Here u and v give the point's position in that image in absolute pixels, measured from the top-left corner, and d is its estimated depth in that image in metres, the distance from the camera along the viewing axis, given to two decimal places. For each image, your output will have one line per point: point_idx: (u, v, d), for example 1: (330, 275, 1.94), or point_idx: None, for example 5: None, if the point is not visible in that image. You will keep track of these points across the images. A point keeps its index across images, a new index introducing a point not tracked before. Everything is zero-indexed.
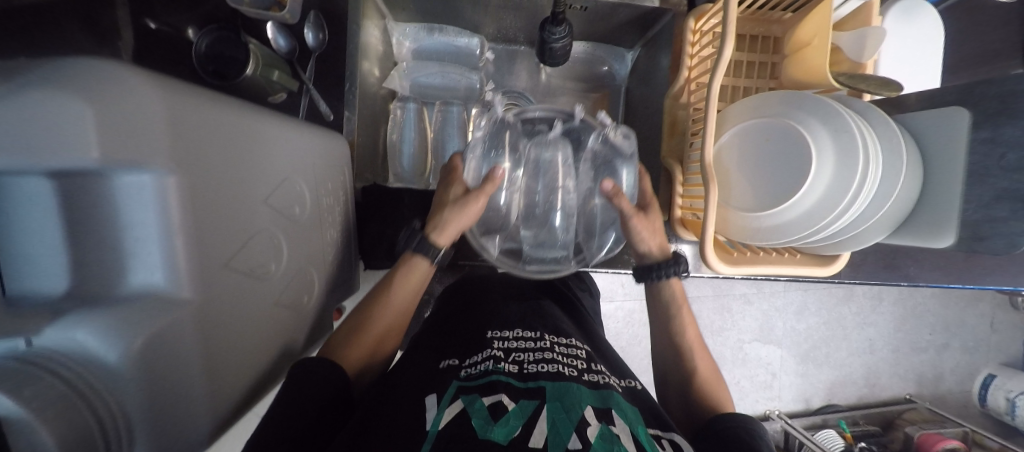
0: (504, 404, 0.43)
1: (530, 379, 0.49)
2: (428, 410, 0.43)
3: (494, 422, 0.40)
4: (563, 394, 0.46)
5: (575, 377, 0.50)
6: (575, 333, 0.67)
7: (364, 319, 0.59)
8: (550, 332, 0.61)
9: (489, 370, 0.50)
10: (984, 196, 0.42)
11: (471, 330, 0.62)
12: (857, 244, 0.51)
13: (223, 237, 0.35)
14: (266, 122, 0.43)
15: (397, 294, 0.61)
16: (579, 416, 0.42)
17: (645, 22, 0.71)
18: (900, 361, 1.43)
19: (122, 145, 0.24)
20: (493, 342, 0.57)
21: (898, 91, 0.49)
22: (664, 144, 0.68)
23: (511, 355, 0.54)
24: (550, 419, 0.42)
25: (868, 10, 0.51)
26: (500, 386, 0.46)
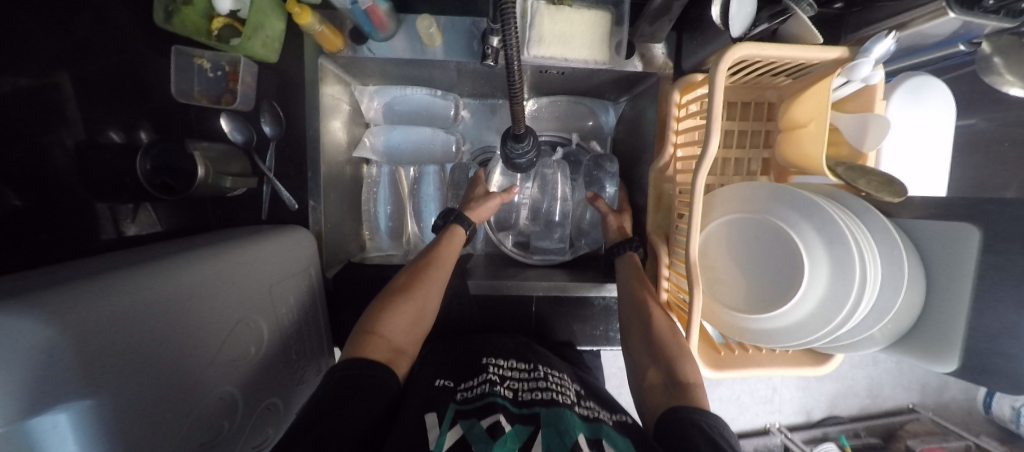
0: (501, 426, 0.44)
1: (524, 405, 0.49)
2: (428, 429, 0.43)
3: (493, 442, 0.42)
4: (557, 419, 0.46)
5: (569, 405, 0.50)
6: (567, 370, 0.63)
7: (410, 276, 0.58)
8: (542, 363, 0.60)
9: (486, 393, 0.50)
10: (991, 328, 0.38)
11: (467, 356, 0.61)
12: (854, 349, 0.48)
13: (162, 434, 0.32)
14: (208, 263, 0.41)
15: (446, 254, 0.62)
16: (573, 440, 0.43)
17: (629, 81, 0.66)
18: (904, 371, 1.30)
19: (29, 404, 0.23)
20: (489, 367, 0.57)
21: (901, 195, 0.43)
22: (650, 218, 0.64)
23: (507, 380, 0.54)
24: (546, 443, 0.43)
25: (871, 94, 0.47)
26: (498, 408, 0.47)
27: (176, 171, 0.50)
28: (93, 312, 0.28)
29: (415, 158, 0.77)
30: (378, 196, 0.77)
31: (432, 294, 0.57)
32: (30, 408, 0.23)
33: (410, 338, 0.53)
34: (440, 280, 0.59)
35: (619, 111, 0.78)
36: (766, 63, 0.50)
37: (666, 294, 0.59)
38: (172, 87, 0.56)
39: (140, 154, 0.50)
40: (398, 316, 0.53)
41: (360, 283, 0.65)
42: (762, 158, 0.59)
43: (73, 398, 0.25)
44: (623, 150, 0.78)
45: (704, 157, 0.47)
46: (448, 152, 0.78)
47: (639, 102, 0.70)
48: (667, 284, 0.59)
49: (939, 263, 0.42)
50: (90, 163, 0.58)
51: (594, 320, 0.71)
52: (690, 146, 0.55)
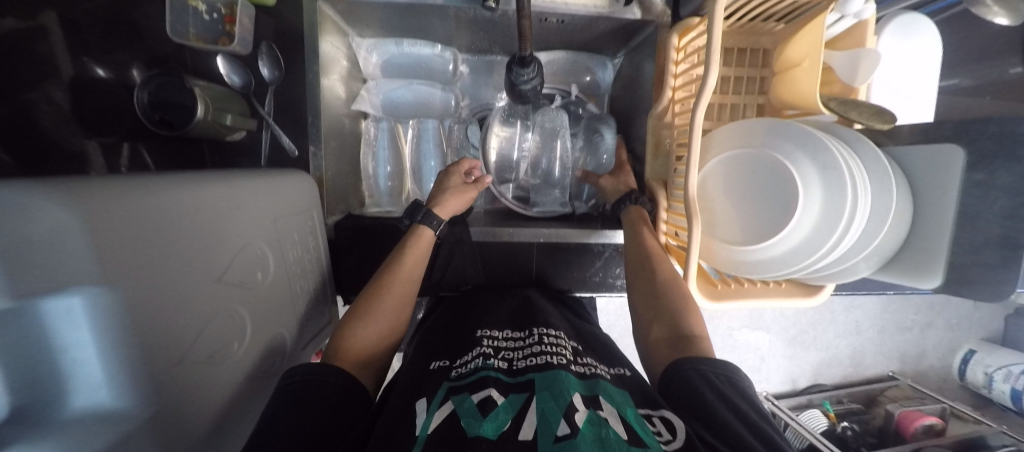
0: (493, 399, 0.42)
1: (519, 372, 0.48)
2: (417, 414, 0.42)
3: (482, 418, 0.39)
4: (551, 382, 0.45)
5: (564, 366, 0.49)
6: (566, 325, 0.62)
7: (374, 295, 0.56)
8: (540, 326, 0.59)
9: (479, 367, 0.49)
10: (978, 240, 0.40)
11: (461, 330, 0.61)
12: (842, 277, 0.50)
13: (175, 338, 0.33)
14: (216, 184, 0.40)
15: (412, 263, 0.60)
16: (568, 402, 0.41)
17: (627, 31, 0.67)
18: (885, 341, 1.33)
19: (40, 277, 0.22)
20: (484, 339, 0.56)
21: (889, 122, 0.46)
22: (648, 165, 0.65)
23: (501, 352, 0.53)
24: (541, 408, 0.41)
25: (863, 29, 0.48)
26: (489, 381, 0.45)
27: (176, 107, 0.49)
28: (115, 205, 0.28)
29: (415, 113, 0.76)
30: (378, 150, 0.77)
31: (395, 307, 0.57)
32: (43, 287, 0.22)
33: (377, 352, 0.53)
34: (404, 296, 0.58)
35: (616, 66, 0.79)
36: (763, 2, 0.51)
37: (664, 237, 0.61)
38: (167, 26, 0.55)
39: (137, 87, 0.50)
40: (364, 335, 0.53)
41: (363, 231, 0.67)
42: (756, 105, 0.61)
43: (89, 278, 0.25)
44: (620, 107, 0.79)
45: (703, 91, 0.47)
46: (448, 107, 0.78)
47: (636, 56, 0.71)
48: (665, 227, 0.62)
49: (925, 180, 0.44)
50: (86, 102, 0.59)
51: (592, 266, 0.74)
52: (688, 88, 0.56)
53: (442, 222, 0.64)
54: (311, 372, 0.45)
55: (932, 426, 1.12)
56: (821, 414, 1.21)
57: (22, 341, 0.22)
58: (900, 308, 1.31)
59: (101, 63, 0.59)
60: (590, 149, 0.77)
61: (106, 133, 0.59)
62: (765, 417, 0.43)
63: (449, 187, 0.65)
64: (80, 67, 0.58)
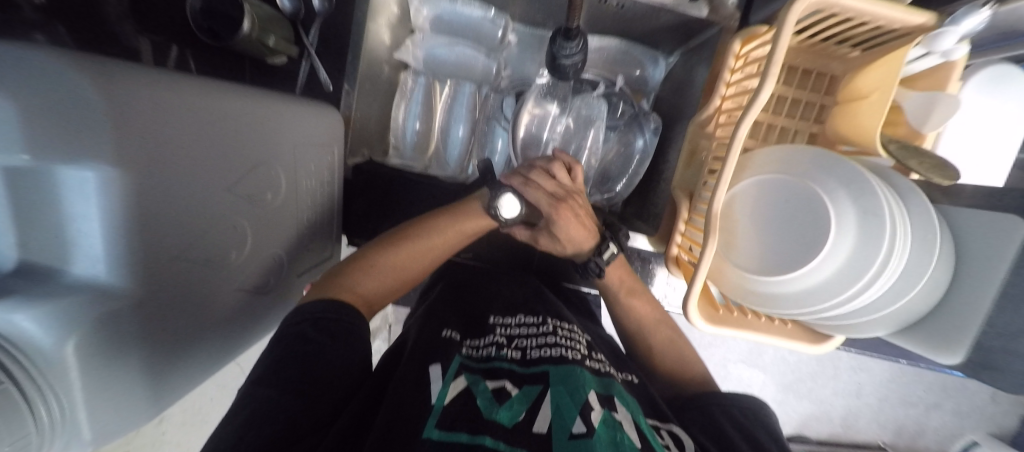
0: (506, 390, 0.45)
1: (532, 365, 0.50)
2: (431, 383, 0.44)
3: (499, 405, 0.42)
4: (566, 377, 0.46)
5: (578, 361, 0.50)
6: (577, 321, 0.65)
7: (405, 250, 0.57)
8: (552, 316, 0.60)
9: (492, 357, 0.51)
10: (1010, 325, 0.37)
11: (473, 311, 0.62)
12: (855, 332, 0.47)
13: (177, 237, 0.34)
14: (234, 95, 0.40)
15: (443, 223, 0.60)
16: (584, 399, 0.42)
17: (688, 29, 0.63)
18: (885, 411, 1.26)
19: (57, 144, 0.22)
20: (495, 328, 0.58)
21: (951, 180, 0.41)
22: (677, 174, 0.62)
23: (514, 341, 0.55)
24: (554, 403, 0.43)
25: (946, 72, 0.43)
26: (503, 373, 0.48)
27: (222, 17, 0.49)
28: (132, 91, 0.28)
29: (454, 74, 0.77)
30: (411, 105, 0.75)
31: (418, 266, 0.57)
32: (52, 151, 0.22)
33: (381, 296, 0.54)
34: (430, 260, 0.58)
35: (670, 66, 0.74)
36: (842, 23, 0.46)
37: (676, 250, 0.59)
38: None
39: None
40: (374, 280, 0.54)
41: (378, 179, 0.68)
42: (807, 133, 0.57)
43: (104, 156, 0.25)
44: (663, 109, 0.75)
45: (751, 106, 0.43)
46: (488, 74, 0.77)
47: (691, 58, 0.67)
48: (680, 240, 0.58)
49: (974, 250, 0.40)
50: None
51: None
52: (737, 100, 0.53)
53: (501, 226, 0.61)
54: (325, 312, 0.45)
55: None
56: None
57: (31, 200, 0.23)
58: (909, 381, 1.24)
59: None
60: (625, 143, 0.73)
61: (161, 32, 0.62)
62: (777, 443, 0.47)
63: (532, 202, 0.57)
64: None
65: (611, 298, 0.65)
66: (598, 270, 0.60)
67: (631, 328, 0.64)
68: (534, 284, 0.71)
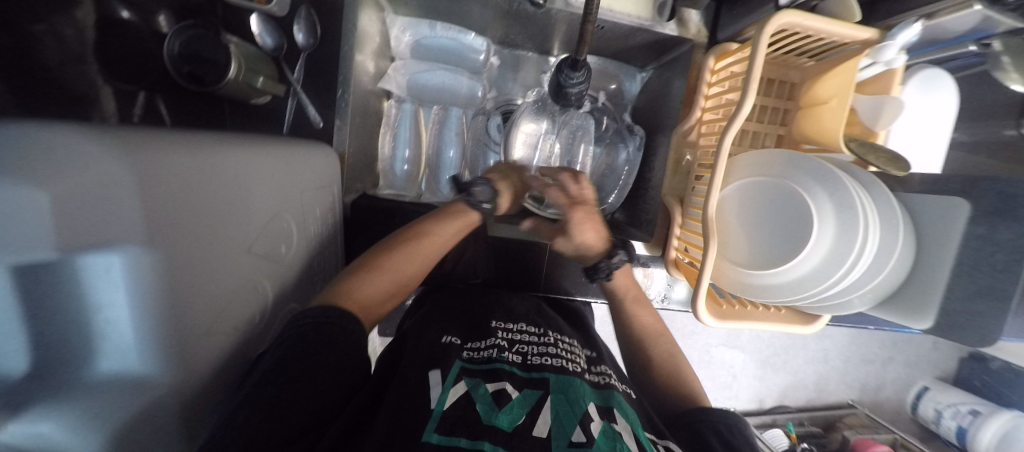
0: (506, 393, 0.45)
1: (533, 370, 0.51)
2: (432, 387, 0.44)
3: (499, 409, 0.43)
4: (566, 387, 0.48)
5: (579, 373, 0.52)
6: (575, 334, 0.66)
7: (400, 252, 0.57)
8: (552, 329, 0.62)
9: (494, 358, 0.52)
10: (967, 289, 0.43)
11: (475, 316, 0.62)
12: (839, 310, 0.52)
13: (202, 307, 0.32)
14: (243, 145, 0.39)
15: (443, 232, 0.60)
16: (583, 410, 0.44)
17: (661, 46, 0.68)
18: (849, 371, 1.39)
19: (82, 227, 0.21)
20: (497, 332, 0.58)
21: (904, 171, 0.48)
22: (667, 181, 0.66)
23: (516, 345, 0.56)
24: (554, 410, 0.44)
25: (890, 77, 0.51)
26: (504, 375, 0.48)
27: (205, 61, 0.47)
28: (154, 159, 0.26)
29: (439, 98, 0.77)
30: (398, 130, 0.76)
31: (416, 265, 0.57)
32: (79, 240, 0.21)
33: (380, 301, 0.54)
34: (426, 258, 0.59)
35: (645, 79, 0.79)
36: (801, 38, 0.53)
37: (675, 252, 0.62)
38: None
39: (170, 36, 0.47)
40: (375, 285, 0.53)
41: (378, 213, 0.67)
42: (775, 135, 0.63)
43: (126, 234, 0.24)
44: (642, 119, 0.80)
45: (735, 118, 0.48)
46: (473, 97, 0.79)
47: (665, 72, 0.72)
48: (677, 242, 0.63)
49: (932, 231, 0.46)
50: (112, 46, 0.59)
51: None
52: (717, 112, 0.58)
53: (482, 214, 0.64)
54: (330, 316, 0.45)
55: None
56: (783, 434, 1.25)
57: (44, 302, 0.20)
58: (867, 341, 1.38)
59: (139, 17, 0.59)
60: (611, 154, 0.77)
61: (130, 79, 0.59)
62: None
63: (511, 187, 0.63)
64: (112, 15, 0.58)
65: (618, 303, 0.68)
66: (608, 269, 0.61)
67: (632, 334, 0.67)
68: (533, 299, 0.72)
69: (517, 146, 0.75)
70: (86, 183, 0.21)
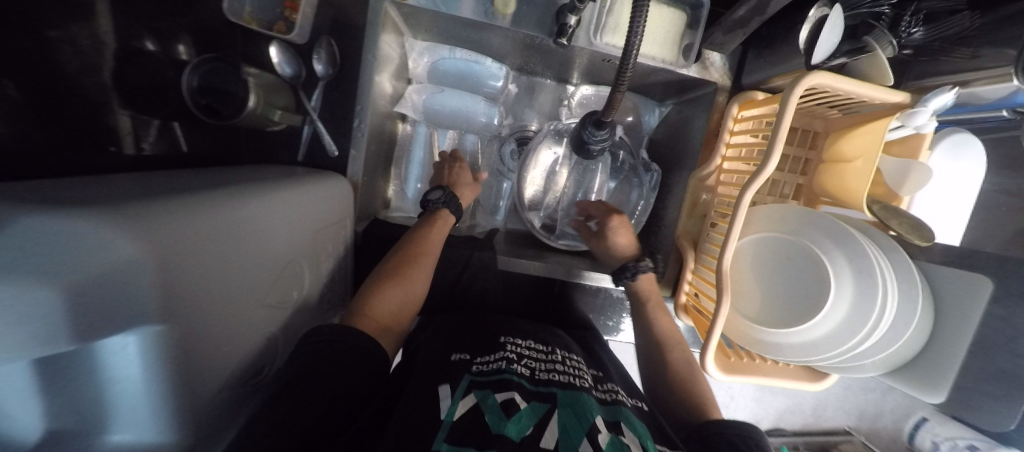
0: (516, 402, 0.44)
1: (541, 384, 0.49)
2: (440, 400, 0.44)
3: (506, 419, 0.41)
4: (574, 400, 0.46)
5: (586, 388, 0.50)
6: (585, 354, 0.64)
7: (403, 261, 0.59)
8: (560, 348, 0.60)
9: (501, 369, 0.50)
10: (985, 371, 0.43)
11: (484, 332, 0.61)
12: (850, 372, 0.52)
13: (218, 369, 0.32)
14: (259, 194, 0.39)
15: (434, 238, 0.63)
16: (591, 422, 0.43)
17: (682, 85, 0.67)
18: (848, 398, 1.34)
19: (104, 320, 0.21)
20: (507, 346, 0.57)
21: (927, 241, 0.47)
22: (681, 223, 0.66)
23: (524, 359, 0.54)
24: (561, 422, 0.42)
25: (918, 141, 0.50)
26: (512, 384, 0.47)
27: (224, 95, 0.49)
28: (174, 232, 0.27)
29: (454, 123, 0.76)
30: (412, 152, 0.77)
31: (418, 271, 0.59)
32: (96, 330, 0.21)
33: (398, 322, 0.55)
34: (428, 265, 0.60)
35: (663, 113, 0.78)
36: (830, 94, 0.51)
37: (685, 296, 0.62)
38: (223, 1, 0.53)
39: (188, 69, 0.47)
40: (387, 298, 0.55)
41: (390, 242, 0.67)
42: (795, 184, 0.62)
43: (150, 317, 0.24)
44: (658, 152, 0.79)
45: (757, 174, 0.47)
46: (489, 125, 0.77)
47: (685, 109, 0.71)
48: (688, 287, 0.62)
49: (950, 308, 0.46)
50: (127, 70, 0.58)
51: (607, 311, 0.76)
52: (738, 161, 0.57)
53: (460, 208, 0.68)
54: (342, 336, 0.46)
55: None
56: None
57: (77, 378, 0.24)
58: None
59: (160, 43, 0.60)
60: (625, 188, 0.77)
61: (143, 106, 0.59)
62: None
63: (462, 181, 0.71)
64: (128, 38, 0.58)
65: (639, 307, 0.67)
66: (633, 271, 0.65)
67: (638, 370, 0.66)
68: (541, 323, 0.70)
69: (533, 173, 0.73)
70: (110, 276, 0.22)
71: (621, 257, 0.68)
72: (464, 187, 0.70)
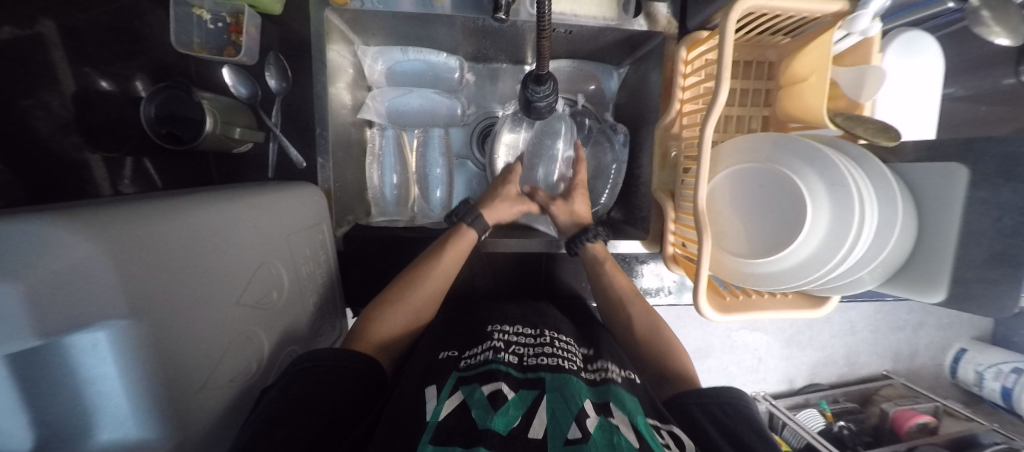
0: (503, 393, 0.43)
1: (529, 370, 0.48)
2: (427, 401, 0.43)
3: (494, 412, 0.40)
4: (563, 384, 0.45)
5: (575, 371, 0.49)
6: (575, 331, 0.64)
7: (409, 283, 0.60)
8: (549, 328, 0.59)
9: (489, 359, 0.49)
10: (979, 256, 0.41)
11: (471, 326, 0.60)
12: (848, 289, 0.51)
13: (202, 367, 0.33)
14: (220, 200, 0.39)
15: (449, 263, 0.62)
16: (579, 407, 0.42)
17: (633, 42, 0.68)
18: (879, 340, 1.18)
19: (70, 314, 0.22)
20: (494, 334, 0.56)
21: (894, 139, 0.47)
22: (655, 176, 0.65)
23: (512, 346, 0.53)
24: (550, 409, 0.42)
25: (868, 47, 0.50)
26: (500, 375, 0.46)
27: (181, 121, 0.53)
28: (133, 229, 0.27)
29: (420, 122, 0.76)
30: (384, 158, 0.75)
31: (423, 297, 0.59)
32: (66, 325, 0.21)
33: (398, 337, 0.57)
34: (433, 290, 0.60)
35: (623, 75, 0.79)
36: (772, 18, 0.51)
37: (671, 247, 0.61)
38: (171, 36, 0.55)
39: (145, 101, 0.53)
40: (390, 322, 0.57)
41: (371, 243, 0.68)
42: (761, 116, 0.62)
43: (117, 310, 0.24)
44: (625, 115, 0.79)
45: (713, 106, 0.46)
46: (453, 116, 0.78)
47: (641, 66, 0.71)
48: (673, 237, 0.61)
49: (931, 204, 0.45)
50: (91, 114, 0.62)
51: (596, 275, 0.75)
52: (696, 101, 0.56)
53: (486, 227, 0.66)
54: (330, 356, 0.47)
55: (927, 425, 0.99)
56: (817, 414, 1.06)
57: (46, 380, 0.24)
58: (894, 308, 1.15)
59: (114, 84, 0.62)
60: (597, 156, 0.78)
61: (113, 147, 0.62)
62: (756, 431, 0.45)
63: (502, 196, 0.69)
64: (90, 85, 0.62)
65: (608, 306, 0.64)
66: (594, 232, 0.64)
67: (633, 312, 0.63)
68: (531, 303, 0.68)
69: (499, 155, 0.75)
70: (70, 267, 0.22)
71: (575, 225, 0.67)
72: (497, 205, 0.68)
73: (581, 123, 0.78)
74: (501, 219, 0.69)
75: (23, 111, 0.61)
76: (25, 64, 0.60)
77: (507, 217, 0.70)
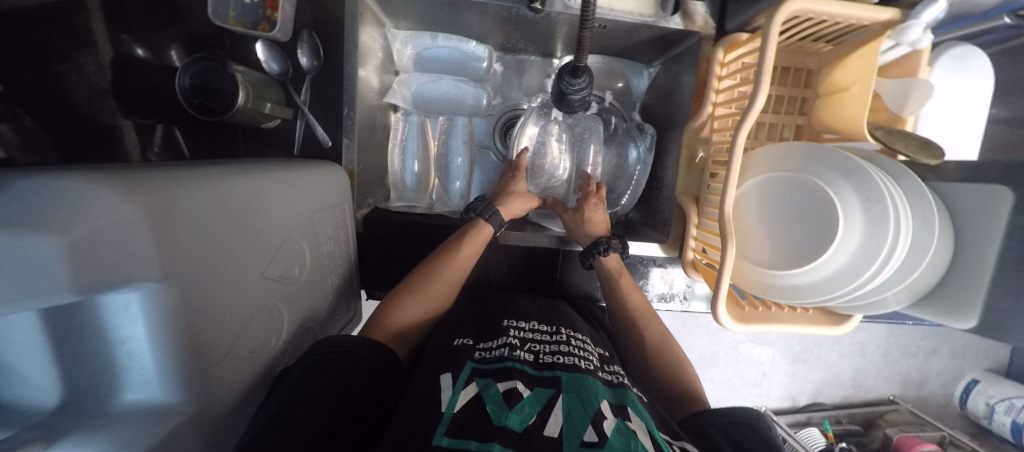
0: (518, 392, 0.43)
1: (545, 368, 0.48)
2: (441, 391, 0.42)
3: (509, 409, 0.40)
4: (578, 386, 0.45)
5: (591, 371, 0.48)
6: (591, 332, 0.63)
7: (427, 274, 0.60)
8: (565, 327, 0.59)
9: (504, 356, 0.49)
10: None
11: (486, 317, 0.60)
12: (874, 309, 0.50)
13: (224, 336, 0.33)
14: (247, 174, 0.38)
15: (466, 254, 0.62)
16: (596, 409, 0.41)
17: (666, 42, 0.67)
18: (889, 363, 1.15)
19: (106, 271, 0.22)
20: (510, 330, 0.56)
21: (938, 158, 0.45)
22: (681, 178, 0.64)
23: (527, 344, 0.53)
24: (566, 409, 0.41)
25: (916, 59, 0.48)
26: (515, 373, 0.46)
27: (212, 93, 0.54)
28: (166, 194, 0.27)
29: (444, 109, 0.75)
30: (405, 144, 0.74)
31: (441, 288, 0.60)
32: (100, 282, 0.22)
33: (414, 326, 0.57)
34: (450, 281, 0.60)
35: (653, 75, 0.77)
36: (817, 23, 0.50)
37: (693, 253, 0.60)
38: (209, 8, 0.56)
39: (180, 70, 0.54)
40: (408, 312, 0.57)
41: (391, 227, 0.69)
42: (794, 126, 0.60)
43: (149, 272, 0.24)
44: (651, 116, 0.78)
45: (749, 112, 0.45)
46: (479, 106, 0.77)
47: (673, 66, 0.70)
48: (695, 243, 0.60)
49: (972, 226, 0.43)
50: (125, 79, 0.63)
51: None
52: (729, 105, 0.55)
53: (503, 223, 0.67)
54: (348, 344, 0.47)
55: None
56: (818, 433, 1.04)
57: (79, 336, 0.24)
58: (908, 333, 1.13)
59: (148, 51, 0.63)
60: (620, 155, 0.76)
61: (144, 114, 0.64)
62: None
63: (516, 192, 0.69)
64: (126, 52, 0.63)
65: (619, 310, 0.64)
66: (606, 245, 0.63)
67: (646, 323, 0.62)
68: (546, 300, 0.68)
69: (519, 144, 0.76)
70: (107, 224, 0.22)
71: (591, 236, 0.67)
72: (511, 199, 0.68)
73: (607, 121, 0.77)
74: (518, 212, 0.69)
75: (61, 74, 0.62)
76: (66, 28, 0.62)
77: (522, 213, 0.70)
